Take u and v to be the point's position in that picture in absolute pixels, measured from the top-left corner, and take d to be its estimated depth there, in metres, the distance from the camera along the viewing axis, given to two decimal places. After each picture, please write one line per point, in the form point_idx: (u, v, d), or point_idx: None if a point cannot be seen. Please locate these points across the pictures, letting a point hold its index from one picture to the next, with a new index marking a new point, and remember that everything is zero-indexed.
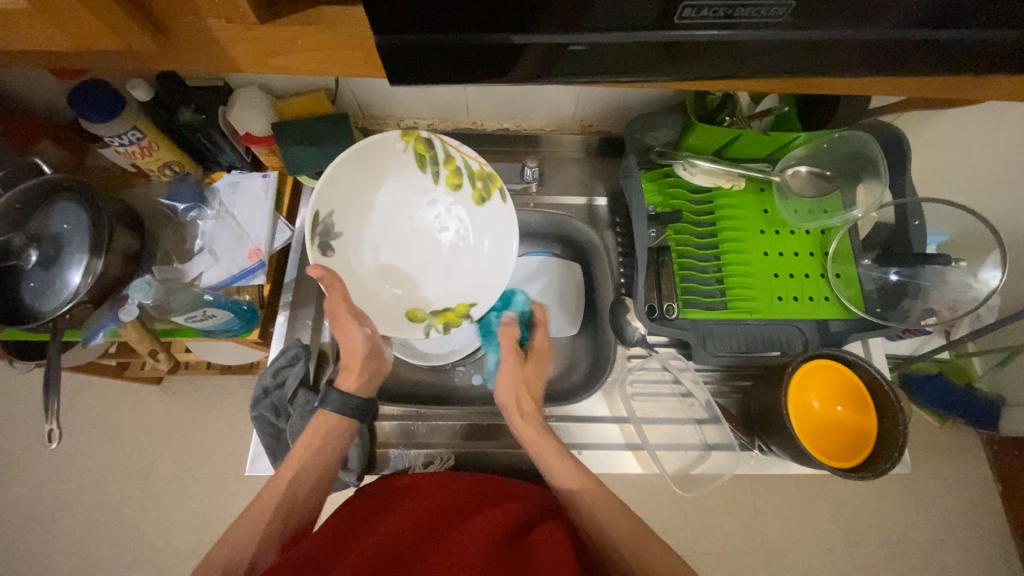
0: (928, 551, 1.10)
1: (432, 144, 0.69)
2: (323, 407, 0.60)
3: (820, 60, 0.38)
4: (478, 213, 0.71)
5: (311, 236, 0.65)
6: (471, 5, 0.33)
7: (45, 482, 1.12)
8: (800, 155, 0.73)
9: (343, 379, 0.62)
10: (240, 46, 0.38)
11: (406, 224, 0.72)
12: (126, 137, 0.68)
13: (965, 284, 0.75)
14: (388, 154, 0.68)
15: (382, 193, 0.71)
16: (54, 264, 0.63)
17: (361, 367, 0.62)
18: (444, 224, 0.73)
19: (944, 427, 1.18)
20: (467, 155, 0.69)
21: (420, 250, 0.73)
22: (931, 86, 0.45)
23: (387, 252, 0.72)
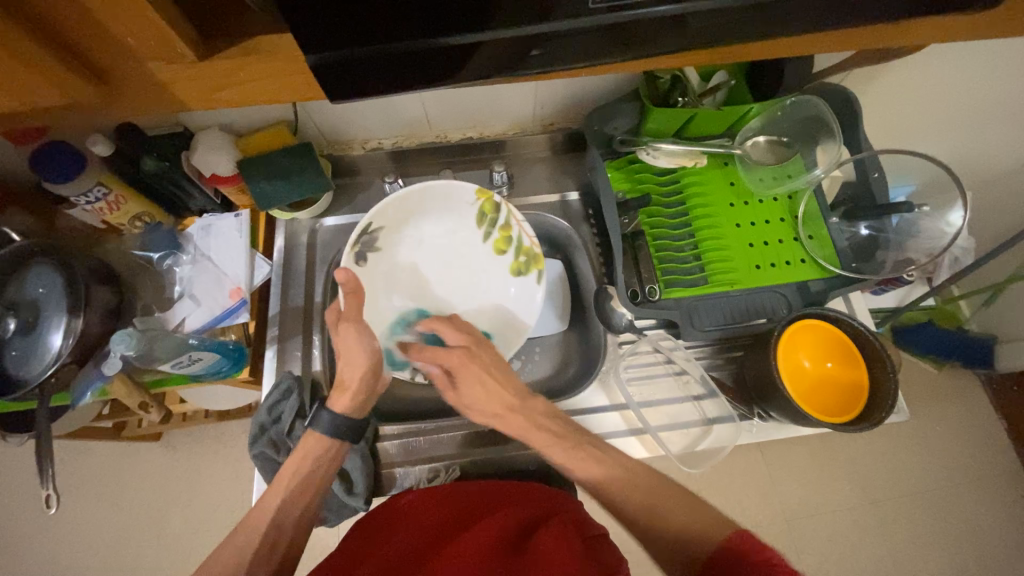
0: (944, 497, 1.11)
1: (499, 210, 0.72)
2: (312, 428, 0.60)
3: (747, 26, 0.39)
4: (511, 279, 0.74)
5: (354, 241, 0.67)
6: (405, 13, 0.34)
7: (52, 555, 1.09)
8: (757, 126, 0.75)
9: (338, 399, 0.61)
10: (185, 85, 0.39)
11: (448, 264, 0.75)
12: (91, 194, 0.69)
13: (934, 229, 0.77)
14: (458, 203, 0.73)
15: (429, 232, 0.75)
16: (34, 329, 0.62)
17: (359, 389, 0.61)
18: (476, 282, 0.75)
19: (942, 372, 1.19)
20: (523, 232, 0.72)
21: (452, 288, 0.75)
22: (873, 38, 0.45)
23: (415, 282, 0.75)
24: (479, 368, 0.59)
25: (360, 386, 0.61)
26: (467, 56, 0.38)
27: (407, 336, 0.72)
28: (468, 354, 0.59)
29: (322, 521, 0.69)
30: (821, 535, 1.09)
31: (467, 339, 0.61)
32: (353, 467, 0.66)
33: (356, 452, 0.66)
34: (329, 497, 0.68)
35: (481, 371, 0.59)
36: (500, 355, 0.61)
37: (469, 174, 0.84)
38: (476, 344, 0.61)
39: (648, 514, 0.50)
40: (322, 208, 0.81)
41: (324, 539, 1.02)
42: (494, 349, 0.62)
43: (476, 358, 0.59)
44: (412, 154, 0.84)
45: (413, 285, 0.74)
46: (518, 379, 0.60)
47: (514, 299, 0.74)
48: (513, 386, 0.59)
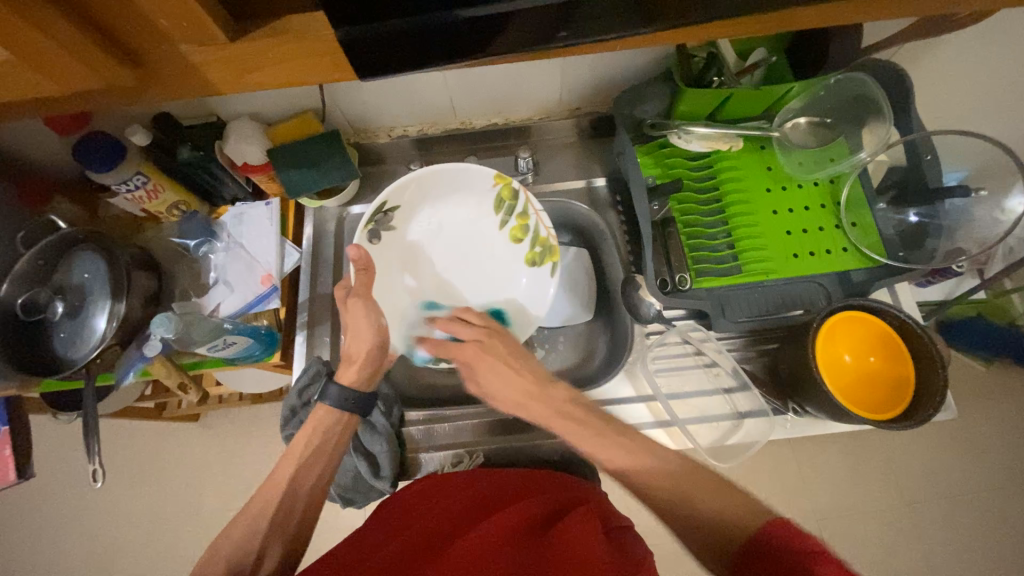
0: (990, 500, 1.06)
1: (517, 197, 0.70)
2: (323, 402, 0.61)
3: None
4: (523, 269, 0.73)
5: (368, 219, 0.68)
6: None
7: (101, 526, 1.16)
8: (797, 107, 0.71)
9: (345, 372, 0.63)
10: (217, 67, 0.39)
11: (462, 250, 0.75)
12: (131, 182, 0.71)
13: (990, 216, 0.72)
14: (476, 187, 0.72)
15: (442, 215, 0.74)
16: (80, 313, 0.65)
17: (364, 361, 0.63)
18: (492, 270, 0.74)
19: (990, 369, 1.13)
20: (541, 222, 0.70)
21: (468, 274, 0.74)
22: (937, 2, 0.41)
23: (425, 264, 0.74)
24: (492, 360, 0.59)
25: (367, 359, 0.63)
26: (488, 32, 0.37)
27: (421, 320, 0.72)
28: (483, 346, 0.61)
29: (349, 502, 0.71)
30: (855, 536, 1.05)
31: (484, 332, 0.62)
32: (380, 452, 0.67)
33: (383, 436, 0.67)
34: (357, 480, 0.69)
35: (496, 361, 0.59)
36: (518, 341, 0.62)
37: (495, 161, 0.83)
38: (493, 334, 0.61)
39: (672, 506, 0.49)
40: (349, 196, 0.81)
41: (351, 520, 1.06)
42: (510, 337, 0.62)
43: (489, 350, 0.60)
44: (435, 141, 0.84)
45: (426, 269, 0.74)
46: (535, 364, 0.59)
47: (524, 287, 0.73)
48: (530, 377, 0.58)
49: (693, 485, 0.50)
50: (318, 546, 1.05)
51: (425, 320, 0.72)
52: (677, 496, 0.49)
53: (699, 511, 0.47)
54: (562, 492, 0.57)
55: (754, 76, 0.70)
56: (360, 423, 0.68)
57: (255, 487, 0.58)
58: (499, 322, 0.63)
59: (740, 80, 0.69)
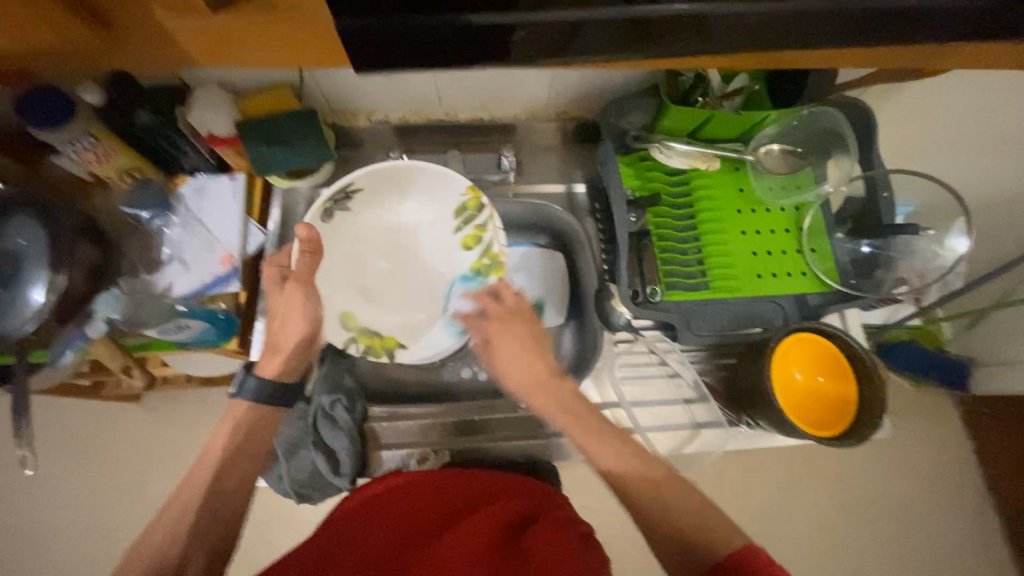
0: (907, 509, 1.15)
1: (482, 209, 0.69)
2: (241, 394, 0.59)
3: (777, 38, 0.38)
4: (467, 279, 0.72)
5: (326, 197, 0.66)
6: None
7: (21, 511, 1.07)
8: (771, 133, 0.74)
9: (267, 362, 0.60)
10: (191, 40, 0.36)
11: (415, 248, 0.73)
12: (79, 144, 0.65)
13: (932, 252, 0.77)
14: (446, 192, 0.71)
15: (404, 210, 0.72)
16: (12, 283, 0.59)
17: (292, 352, 0.61)
18: (439, 274, 0.73)
19: (917, 390, 1.23)
20: (496, 237, 0.70)
21: (420, 274, 0.73)
22: (903, 58, 0.44)
23: (373, 253, 0.72)
24: (510, 337, 0.63)
25: (294, 350, 0.61)
26: (483, 37, 0.36)
27: (360, 308, 0.70)
28: (504, 323, 0.64)
29: (304, 498, 0.69)
30: (788, 540, 1.12)
31: (505, 310, 0.65)
32: (340, 447, 0.66)
33: (344, 431, 0.66)
34: (314, 475, 0.67)
35: (515, 340, 0.63)
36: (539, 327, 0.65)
37: (477, 156, 0.82)
38: (513, 314, 0.65)
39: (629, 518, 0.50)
40: (322, 178, 0.77)
41: (302, 511, 1.03)
42: (532, 320, 0.65)
43: (509, 327, 0.64)
44: (416, 130, 0.82)
45: (375, 258, 0.72)
46: (552, 355, 0.63)
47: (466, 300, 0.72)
48: (546, 359, 0.62)
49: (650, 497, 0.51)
50: (266, 536, 1.01)
51: (360, 309, 0.70)
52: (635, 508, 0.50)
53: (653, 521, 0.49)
54: (526, 496, 0.58)
55: (733, 101, 0.73)
56: (322, 417, 0.66)
57: (204, 482, 0.55)
58: (527, 305, 0.66)
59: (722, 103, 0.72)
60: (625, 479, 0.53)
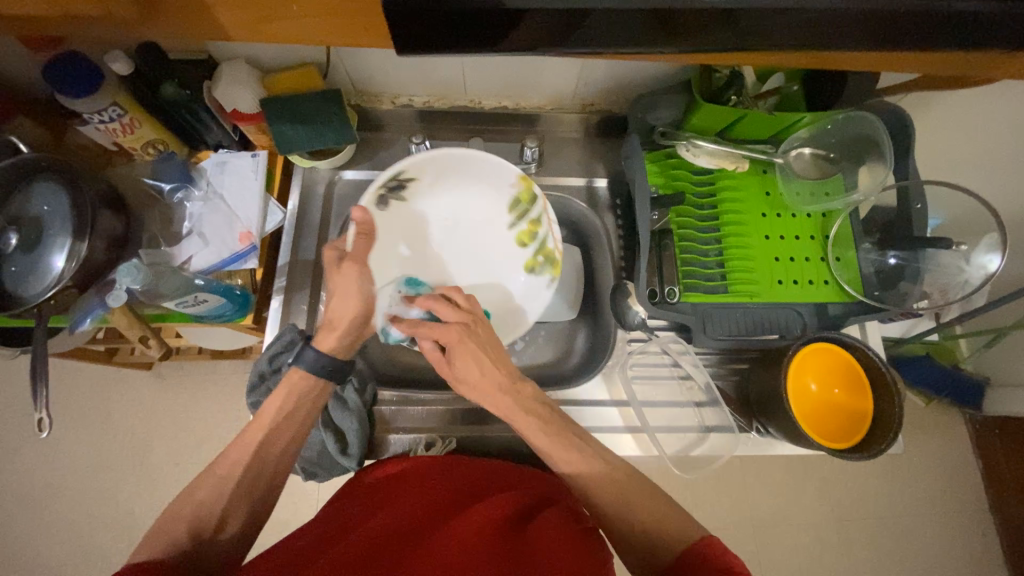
0: (910, 526, 1.14)
1: (535, 202, 0.69)
2: (296, 365, 0.58)
3: (845, 30, 0.35)
4: (521, 273, 0.72)
5: (380, 183, 0.65)
6: None
7: (35, 468, 1.10)
8: (804, 136, 0.72)
9: (323, 338, 0.59)
10: (228, 10, 0.36)
11: (458, 243, 0.74)
12: (106, 113, 0.66)
13: (960, 267, 0.75)
14: (495, 183, 0.70)
15: (450, 199, 0.73)
16: (36, 248, 0.60)
17: (348, 330, 0.60)
18: (486, 264, 0.74)
19: (929, 406, 1.21)
20: (550, 232, 0.70)
21: (464, 263, 0.74)
22: (954, 65, 0.42)
23: (418, 245, 0.73)
24: (474, 347, 0.56)
25: (349, 326, 0.60)
26: (520, 22, 0.34)
27: None
28: (467, 332, 0.57)
29: (311, 476, 0.70)
30: (787, 547, 1.12)
31: (465, 317, 0.58)
32: (349, 428, 0.66)
33: (355, 414, 0.66)
34: (322, 454, 0.68)
35: (476, 350, 0.56)
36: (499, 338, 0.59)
37: (498, 145, 0.81)
38: (478, 321, 0.58)
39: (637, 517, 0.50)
40: (343, 159, 0.77)
41: (305, 488, 1.04)
42: (492, 328, 0.59)
43: (473, 336, 0.57)
44: (439, 116, 0.81)
45: (421, 249, 0.73)
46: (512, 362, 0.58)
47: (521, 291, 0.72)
48: (504, 369, 0.57)
49: (659, 499, 0.50)
50: None
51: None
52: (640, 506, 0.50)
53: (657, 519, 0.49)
54: (532, 490, 0.58)
55: (768, 102, 0.73)
56: (333, 398, 0.66)
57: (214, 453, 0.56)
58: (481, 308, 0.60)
59: (756, 103, 0.71)
60: (633, 478, 0.53)
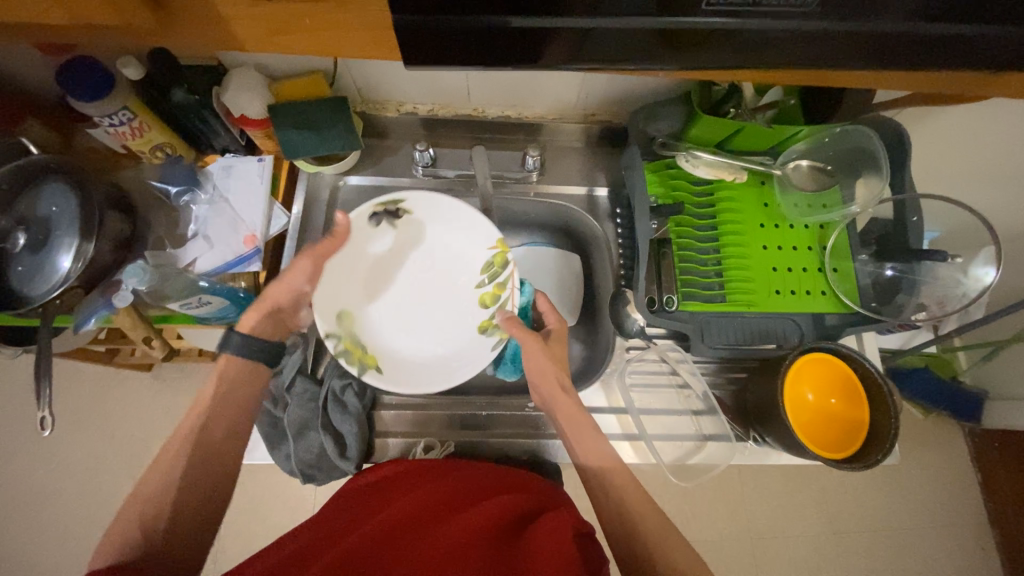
0: (908, 539, 1.14)
1: (506, 267, 0.71)
2: (225, 351, 0.60)
3: (840, 52, 0.36)
4: (473, 332, 0.71)
5: (379, 201, 0.68)
6: None
7: (34, 468, 1.10)
8: (801, 149, 0.73)
9: (246, 320, 0.62)
10: (243, 24, 0.37)
11: (429, 283, 0.75)
12: (116, 117, 0.67)
13: (957, 280, 0.75)
14: (479, 238, 0.72)
15: (437, 241, 0.74)
16: (43, 248, 0.61)
17: (269, 315, 0.63)
18: (445, 313, 0.73)
19: (927, 418, 1.21)
20: (512, 298, 0.70)
21: (422, 305, 0.74)
22: (941, 83, 0.43)
23: (392, 274, 0.74)
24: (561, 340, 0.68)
25: (273, 311, 0.63)
26: (526, 41, 0.35)
27: (353, 308, 0.70)
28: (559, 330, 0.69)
29: (309, 480, 0.69)
30: (784, 558, 1.11)
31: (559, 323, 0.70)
32: (348, 431, 0.66)
33: (353, 417, 0.66)
34: (321, 457, 0.68)
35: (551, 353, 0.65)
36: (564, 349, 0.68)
37: (500, 154, 0.82)
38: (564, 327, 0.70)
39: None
40: (347, 166, 0.78)
41: (302, 492, 1.04)
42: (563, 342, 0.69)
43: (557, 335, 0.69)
44: (444, 124, 0.82)
45: (378, 270, 0.73)
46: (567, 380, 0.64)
47: (465, 347, 0.71)
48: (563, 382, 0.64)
49: None
50: (264, 512, 1.03)
51: (358, 315, 0.70)
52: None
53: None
54: (530, 495, 0.58)
55: (766, 114, 0.74)
56: (332, 401, 0.67)
57: None
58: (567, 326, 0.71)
59: (754, 115, 0.72)
60: None
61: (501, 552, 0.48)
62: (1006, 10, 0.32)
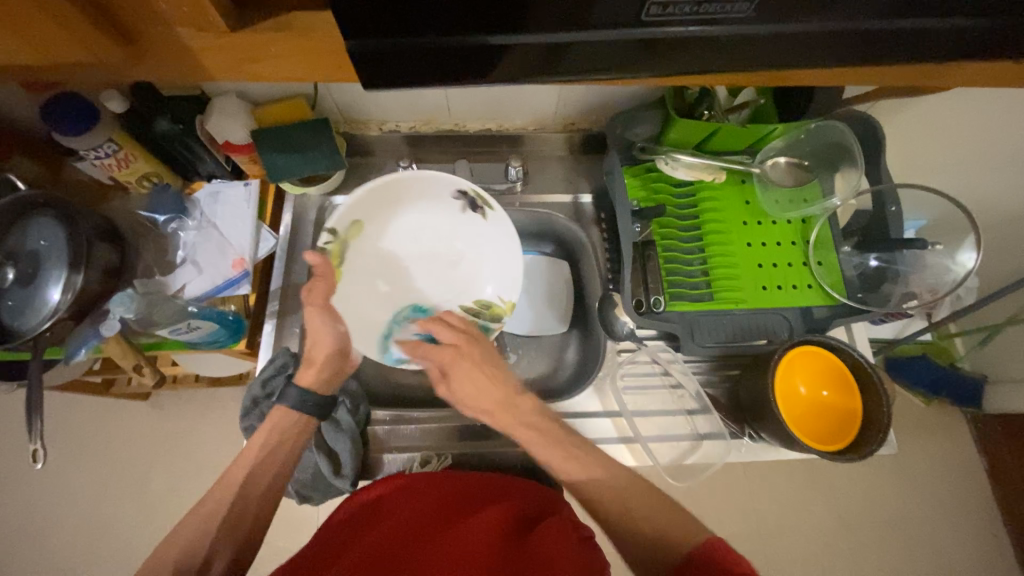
0: (918, 529, 1.13)
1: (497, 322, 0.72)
2: (282, 403, 0.61)
3: (800, 52, 0.37)
4: (430, 327, 0.73)
5: (473, 189, 0.71)
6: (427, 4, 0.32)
7: (33, 504, 1.09)
8: (778, 146, 0.75)
9: (304, 373, 0.63)
10: (213, 54, 0.38)
11: (446, 259, 0.75)
12: (102, 149, 0.68)
13: (943, 266, 0.76)
14: (504, 278, 0.73)
15: (479, 242, 0.74)
16: (32, 282, 0.62)
17: (324, 363, 0.63)
18: (428, 291, 0.75)
19: (929, 406, 1.20)
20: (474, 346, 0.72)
21: (417, 270, 0.75)
22: (894, 77, 0.44)
23: (413, 228, 0.75)
24: (469, 366, 0.59)
25: (326, 363, 0.63)
26: (492, 59, 0.36)
27: (367, 225, 0.71)
28: (460, 352, 0.60)
29: (305, 499, 0.70)
30: (794, 556, 1.10)
31: (462, 338, 0.61)
32: (342, 449, 0.66)
33: (347, 434, 0.66)
34: (317, 477, 0.68)
35: (471, 368, 0.59)
36: (495, 354, 0.61)
37: (485, 166, 0.83)
38: (471, 341, 0.61)
39: (613, 521, 0.51)
40: (333, 186, 0.79)
41: (306, 513, 1.04)
42: (487, 345, 0.61)
43: (465, 356, 0.60)
44: (428, 139, 0.83)
45: (409, 217, 0.74)
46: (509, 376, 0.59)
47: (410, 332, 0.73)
48: (499, 388, 0.58)
49: (630, 496, 0.52)
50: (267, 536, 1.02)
51: (365, 237, 0.71)
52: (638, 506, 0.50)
53: (647, 527, 0.49)
54: (527, 503, 0.58)
55: (741, 114, 0.76)
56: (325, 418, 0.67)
57: None
58: (476, 328, 0.62)
59: (728, 116, 0.74)
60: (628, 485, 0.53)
61: (499, 560, 0.48)
62: (947, 3, 0.33)
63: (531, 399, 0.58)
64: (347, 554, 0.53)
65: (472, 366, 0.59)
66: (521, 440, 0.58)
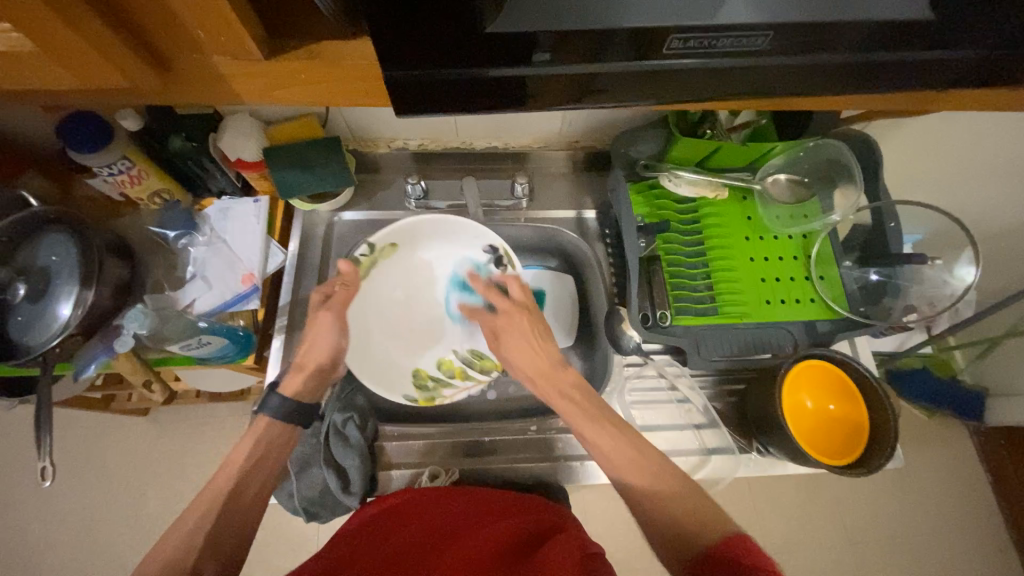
0: (926, 545, 1.12)
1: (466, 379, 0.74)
2: (263, 412, 0.61)
3: (805, 81, 0.39)
4: (425, 359, 0.75)
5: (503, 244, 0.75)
6: (451, 39, 0.33)
7: (29, 523, 1.07)
8: (778, 163, 0.76)
9: (291, 380, 0.63)
10: (243, 81, 0.39)
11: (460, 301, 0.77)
12: (115, 166, 0.69)
13: (942, 281, 0.77)
14: None
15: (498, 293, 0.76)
16: (43, 298, 0.62)
17: (314, 369, 0.64)
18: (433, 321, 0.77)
19: (932, 419, 1.21)
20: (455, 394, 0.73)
21: (429, 298, 0.77)
22: (891, 102, 0.46)
23: (440, 262, 0.78)
24: (519, 331, 0.65)
25: (315, 370, 0.64)
26: (511, 87, 0.38)
27: (400, 250, 0.76)
28: (513, 318, 0.66)
29: (312, 516, 0.69)
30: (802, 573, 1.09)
31: (514, 306, 0.67)
32: (351, 465, 0.66)
33: (356, 450, 0.66)
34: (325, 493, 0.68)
35: (523, 333, 0.65)
36: (545, 326, 0.66)
37: (491, 182, 0.85)
38: (521, 309, 0.67)
39: None
40: (341, 203, 0.81)
41: (308, 531, 1.02)
42: (541, 314, 0.67)
43: (517, 322, 0.66)
44: (435, 157, 0.85)
45: (442, 250, 0.78)
46: (556, 349, 0.64)
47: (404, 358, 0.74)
48: (549, 352, 0.64)
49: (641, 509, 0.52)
50: (267, 555, 1.01)
51: (397, 261, 0.76)
52: (650, 515, 0.50)
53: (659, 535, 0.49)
54: (537, 518, 0.58)
55: (741, 134, 0.79)
56: (334, 435, 0.67)
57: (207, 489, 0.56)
58: (533, 300, 0.68)
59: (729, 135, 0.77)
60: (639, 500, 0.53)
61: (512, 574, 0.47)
62: (949, 36, 0.35)
63: (571, 371, 0.63)
64: (357, 560, 0.53)
65: (522, 327, 0.65)
66: (561, 411, 0.61)
